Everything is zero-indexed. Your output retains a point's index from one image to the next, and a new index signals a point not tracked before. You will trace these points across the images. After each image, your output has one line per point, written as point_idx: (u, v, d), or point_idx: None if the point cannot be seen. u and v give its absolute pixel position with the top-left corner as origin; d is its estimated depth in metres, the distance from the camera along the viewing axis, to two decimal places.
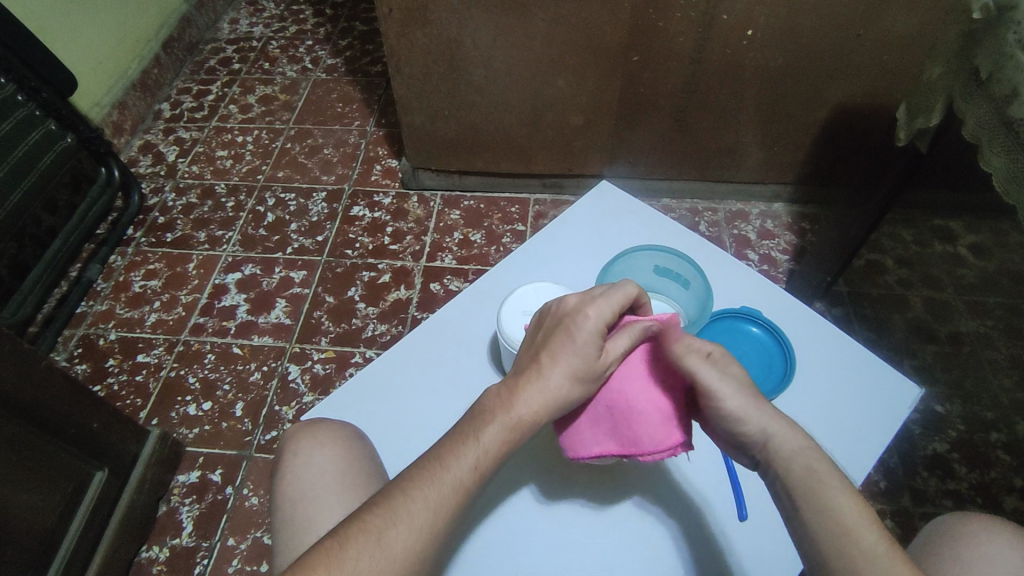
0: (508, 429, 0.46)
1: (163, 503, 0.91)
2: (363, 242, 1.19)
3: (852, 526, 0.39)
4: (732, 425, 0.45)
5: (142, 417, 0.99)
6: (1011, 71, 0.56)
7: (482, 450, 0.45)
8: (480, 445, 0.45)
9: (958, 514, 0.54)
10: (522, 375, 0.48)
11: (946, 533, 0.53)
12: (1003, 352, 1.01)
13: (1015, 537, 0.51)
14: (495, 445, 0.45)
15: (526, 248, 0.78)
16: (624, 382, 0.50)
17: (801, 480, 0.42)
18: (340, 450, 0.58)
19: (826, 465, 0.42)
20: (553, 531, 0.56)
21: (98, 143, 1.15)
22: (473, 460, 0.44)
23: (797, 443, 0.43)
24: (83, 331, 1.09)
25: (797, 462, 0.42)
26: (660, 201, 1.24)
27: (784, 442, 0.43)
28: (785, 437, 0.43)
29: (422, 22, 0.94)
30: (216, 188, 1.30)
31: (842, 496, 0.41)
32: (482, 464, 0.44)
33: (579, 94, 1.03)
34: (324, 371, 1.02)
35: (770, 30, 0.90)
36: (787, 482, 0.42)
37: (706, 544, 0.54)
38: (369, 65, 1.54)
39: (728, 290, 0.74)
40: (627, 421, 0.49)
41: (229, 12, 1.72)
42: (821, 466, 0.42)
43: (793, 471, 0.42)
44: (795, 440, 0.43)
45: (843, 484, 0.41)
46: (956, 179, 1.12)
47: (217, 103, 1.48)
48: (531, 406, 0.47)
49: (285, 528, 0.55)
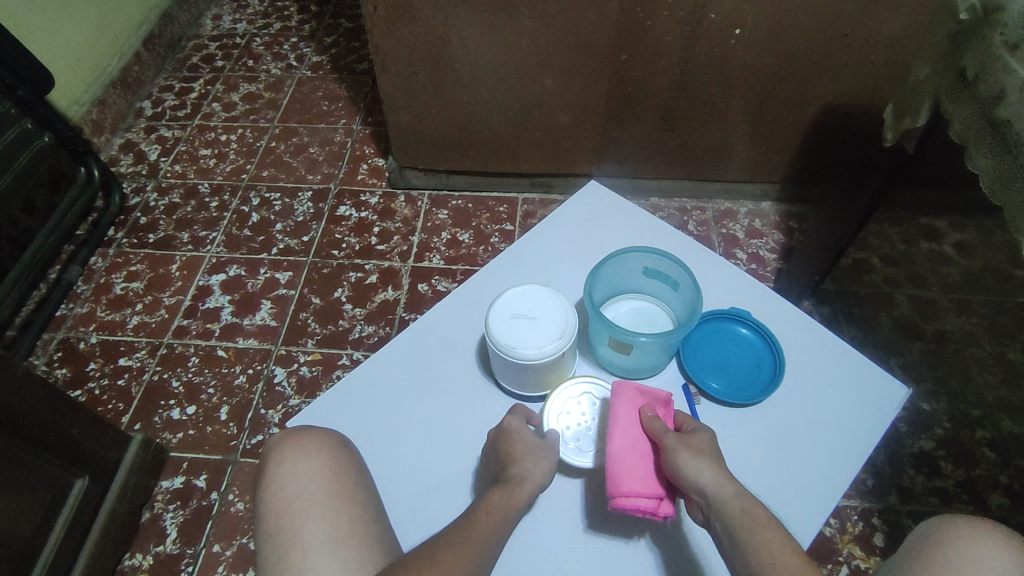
0: (509, 496, 0.52)
1: (146, 510, 0.89)
2: (350, 242, 1.18)
3: (779, 555, 0.45)
4: (684, 475, 0.51)
5: (124, 422, 0.97)
6: (998, 73, 0.56)
7: (496, 506, 0.51)
8: (493, 504, 0.51)
9: (935, 526, 0.54)
10: (509, 471, 0.54)
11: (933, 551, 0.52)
12: (987, 349, 1.02)
13: (988, 535, 0.52)
14: (501, 505, 0.52)
15: (513, 250, 0.77)
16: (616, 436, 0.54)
17: (735, 522, 0.47)
18: (324, 459, 0.57)
19: (756, 507, 0.48)
20: (543, 534, 0.57)
21: (77, 142, 1.12)
22: (488, 515, 0.50)
23: (733, 492, 0.49)
24: (63, 335, 1.07)
25: (732, 505, 0.48)
26: (648, 201, 1.23)
27: (722, 489, 0.49)
28: (721, 484, 0.49)
29: (408, 21, 0.93)
30: (199, 188, 1.28)
31: (772, 534, 0.46)
32: (495, 514, 0.51)
33: (567, 94, 1.02)
34: (311, 373, 1.01)
35: (758, 28, 0.90)
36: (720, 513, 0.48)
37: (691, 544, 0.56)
38: (355, 63, 1.52)
39: (718, 291, 0.74)
40: (615, 471, 0.52)
41: (212, 8, 1.69)
42: (755, 509, 0.48)
43: (725, 506, 0.48)
44: (729, 480, 0.50)
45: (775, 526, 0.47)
46: (939, 177, 1.13)
47: (200, 101, 1.45)
48: (523, 479, 0.54)
49: (269, 540, 0.54)
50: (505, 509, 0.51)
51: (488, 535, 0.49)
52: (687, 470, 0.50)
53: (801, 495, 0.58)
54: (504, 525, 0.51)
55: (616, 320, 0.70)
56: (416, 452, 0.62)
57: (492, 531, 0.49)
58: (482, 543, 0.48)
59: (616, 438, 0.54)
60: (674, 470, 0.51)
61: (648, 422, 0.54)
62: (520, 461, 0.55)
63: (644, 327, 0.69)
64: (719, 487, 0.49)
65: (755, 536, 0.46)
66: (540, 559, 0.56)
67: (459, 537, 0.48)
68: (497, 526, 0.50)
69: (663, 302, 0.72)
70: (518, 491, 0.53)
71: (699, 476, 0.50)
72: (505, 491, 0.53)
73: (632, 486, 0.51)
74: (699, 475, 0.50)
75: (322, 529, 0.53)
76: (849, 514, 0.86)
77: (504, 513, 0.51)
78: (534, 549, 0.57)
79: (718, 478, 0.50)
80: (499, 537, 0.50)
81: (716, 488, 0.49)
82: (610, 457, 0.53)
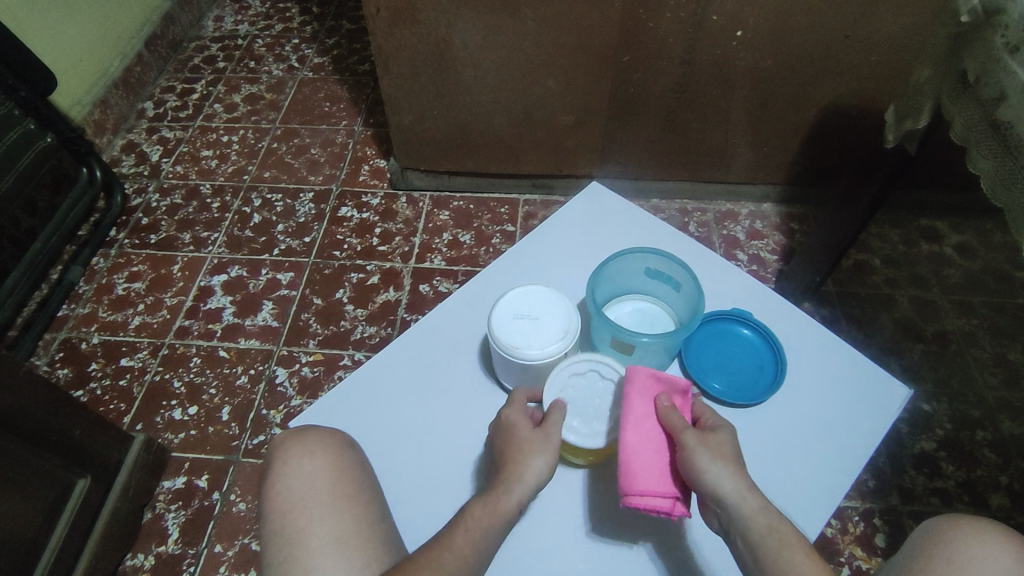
0: (493, 505, 0.50)
1: (148, 510, 0.89)
2: (351, 243, 1.18)
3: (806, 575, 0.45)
4: (705, 483, 0.48)
5: (125, 422, 0.97)
6: (1000, 74, 0.56)
7: (477, 519, 0.49)
8: (473, 516, 0.50)
9: (933, 529, 0.54)
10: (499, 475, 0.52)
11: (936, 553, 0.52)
12: (987, 351, 1.02)
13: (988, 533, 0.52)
14: (484, 517, 0.50)
15: (516, 251, 0.77)
16: (631, 430, 0.52)
17: (760, 538, 0.46)
18: (328, 459, 0.57)
19: (782, 524, 0.47)
20: (549, 532, 0.58)
21: (80, 143, 1.13)
22: (467, 532, 0.49)
23: (757, 508, 0.48)
24: (64, 335, 1.07)
25: (759, 524, 0.47)
26: (649, 202, 1.23)
27: (746, 502, 0.48)
28: (746, 497, 0.48)
29: (410, 22, 0.94)
30: (200, 189, 1.28)
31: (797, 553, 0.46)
32: (474, 529, 0.49)
33: (569, 95, 1.03)
34: (312, 374, 1.01)
35: (759, 29, 0.90)
36: (746, 533, 0.47)
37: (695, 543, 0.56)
38: (356, 64, 1.52)
39: (719, 292, 0.74)
40: (631, 467, 0.50)
41: (214, 10, 1.70)
42: (780, 525, 0.47)
43: (752, 526, 0.47)
44: (753, 494, 0.48)
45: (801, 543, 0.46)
46: (939, 179, 1.13)
47: (202, 102, 1.46)
48: (512, 483, 0.51)
49: (273, 540, 0.54)
50: (491, 520, 0.49)
51: (463, 554, 0.48)
52: (711, 480, 0.48)
53: (806, 493, 0.59)
54: (488, 537, 0.49)
55: (618, 321, 0.70)
56: (419, 451, 0.62)
57: (468, 550, 0.48)
58: (456, 563, 0.47)
59: (631, 431, 0.52)
60: (693, 475, 0.49)
61: (665, 416, 0.53)
62: (512, 459, 0.53)
63: (647, 327, 0.69)
64: (745, 503, 0.48)
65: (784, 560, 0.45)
66: (546, 556, 0.57)
67: (428, 560, 0.47)
68: (476, 544, 0.48)
69: (664, 302, 0.72)
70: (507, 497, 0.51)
71: (721, 485, 0.48)
72: (489, 501, 0.51)
73: (648, 484, 0.49)
74: (724, 489, 0.48)
75: (327, 529, 0.53)
76: (850, 514, 0.87)
77: (484, 526, 0.49)
78: (539, 546, 0.57)
79: (742, 492, 0.48)
80: (481, 551, 0.49)
81: (739, 500, 0.48)
82: (625, 451, 0.51)
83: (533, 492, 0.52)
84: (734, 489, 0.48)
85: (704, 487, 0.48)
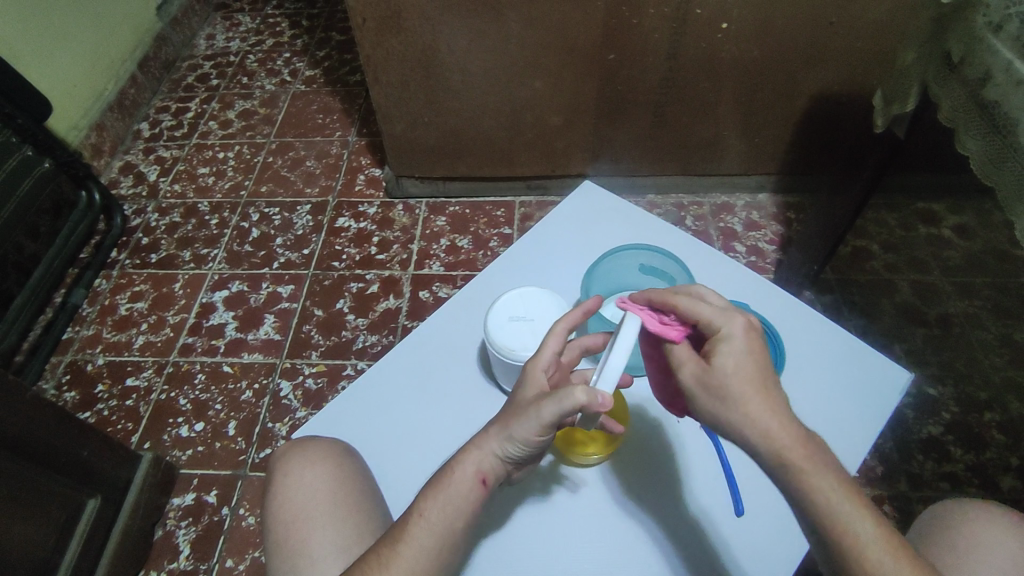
0: (444, 488, 0.49)
1: (159, 528, 0.90)
2: (349, 253, 1.19)
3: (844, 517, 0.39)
4: (722, 396, 0.42)
5: (133, 442, 0.98)
6: (984, 54, 0.56)
7: (431, 506, 0.48)
8: (429, 502, 0.48)
9: (935, 524, 0.53)
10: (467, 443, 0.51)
11: (947, 550, 0.51)
12: (991, 332, 1.02)
13: (978, 519, 0.52)
14: (440, 502, 0.48)
15: (510, 253, 0.78)
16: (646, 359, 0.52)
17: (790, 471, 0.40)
18: (329, 469, 0.58)
19: (812, 453, 0.41)
20: (547, 532, 0.56)
21: (78, 167, 1.13)
22: (421, 519, 0.48)
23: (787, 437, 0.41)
24: (70, 357, 1.08)
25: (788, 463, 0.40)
26: (645, 197, 1.23)
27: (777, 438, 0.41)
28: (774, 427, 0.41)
29: (398, 31, 0.94)
30: (199, 207, 1.29)
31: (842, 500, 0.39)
32: (431, 516, 0.48)
33: (558, 95, 1.03)
34: (316, 385, 1.01)
35: (744, 22, 0.90)
36: (777, 484, 0.41)
37: (690, 536, 0.55)
38: (348, 74, 1.53)
39: (716, 285, 0.73)
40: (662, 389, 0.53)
41: (205, 28, 1.71)
42: (817, 467, 0.40)
43: (790, 483, 0.40)
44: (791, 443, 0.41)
45: (834, 479, 0.40)
46: (933, 161, 1.13)
47: (196, 120, 1.47)
48: (469, 457, 0.50)
49: (278, 552, 0.56)
50: (446, 502, 0.48)
51: (423, 543, 0.47)
52: (735, 403, 0.42)
53: None
54: (451, 517, 0.48)
55: None
56: (418, 460, 0.61)
57: (425, 538, 0.47)
58: (414, 553, 0.46)
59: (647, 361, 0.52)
60: (716, 375, 0.43)
61: (675, 352, 0.46)
62: (489, 433, 0.51)
63: None
64: (780, 458, 0.40)
65: (827, 518, 0.39)
66: (543, 559, 0.55)
67: (385, 556, 0.46)
68: (430, 528, 0.47)
69: None
70: (462, 474, 0.49)
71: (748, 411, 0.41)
72: (437, 488, 0.49)
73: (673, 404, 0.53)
74: (744, 422, 0.41)
75: (329, 539, 0.55)
76: None
77: (440, 510, 0.48)
78: (536, 550, 0.55)
79: (767, 440, 0.41)
80: (444, 535, 0.47)
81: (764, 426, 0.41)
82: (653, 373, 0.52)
83: (501, 460, 0.50)
84: (756, 414, 0.41)
85: (721, 391, 0.42)
